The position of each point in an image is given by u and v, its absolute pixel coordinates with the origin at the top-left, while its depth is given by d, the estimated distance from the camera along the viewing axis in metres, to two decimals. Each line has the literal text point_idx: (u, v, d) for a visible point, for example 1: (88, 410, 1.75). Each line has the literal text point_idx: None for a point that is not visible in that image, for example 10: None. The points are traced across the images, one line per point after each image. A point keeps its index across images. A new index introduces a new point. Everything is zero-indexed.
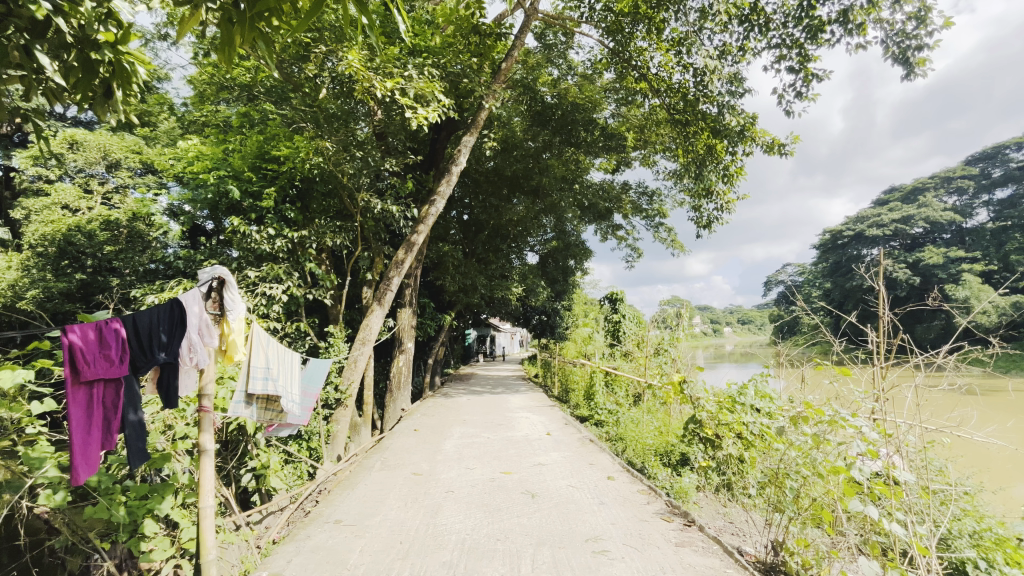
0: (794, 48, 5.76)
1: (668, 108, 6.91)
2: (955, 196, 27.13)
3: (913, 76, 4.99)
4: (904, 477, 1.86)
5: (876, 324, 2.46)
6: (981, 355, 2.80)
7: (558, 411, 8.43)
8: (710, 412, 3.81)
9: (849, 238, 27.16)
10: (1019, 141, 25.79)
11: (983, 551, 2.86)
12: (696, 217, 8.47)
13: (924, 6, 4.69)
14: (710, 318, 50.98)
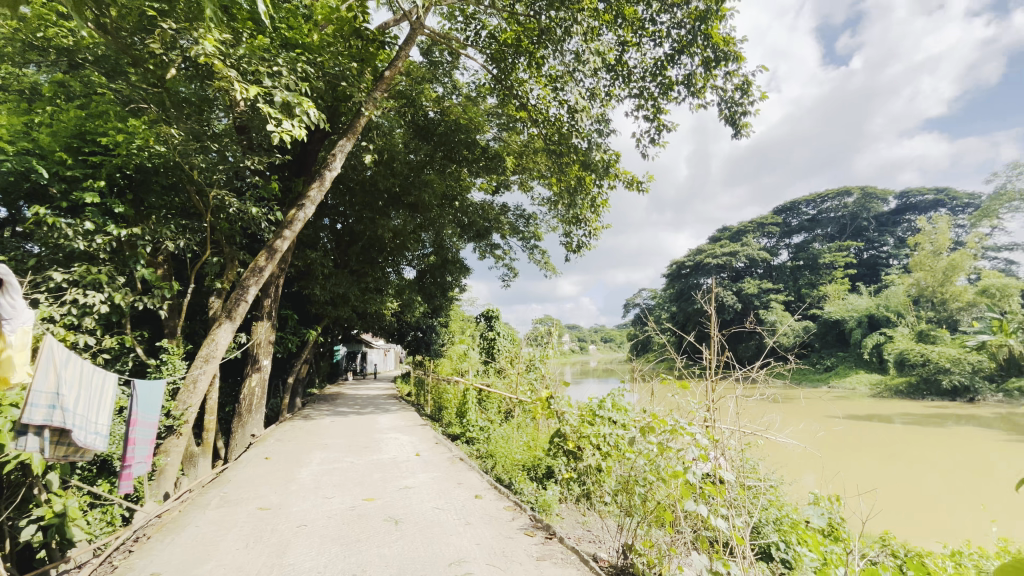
0: (650, 100, 6.54)
1: (545, 138, 7.31)
2: (766, 239, 33.07)
3: (739, 135, 5.98)
4: (727, 476, 2.15)
5: (709, 343, 2.83)
6: (782, 369, 3.37)
7: (429, 430, 8.25)
8: (573, 426, 4.04)
9: (691, 268, 31.36)
10: (808, 198, 32.51)
11: (782, 534, 3.44)
12: (567, 242, 9.07)
13: (747, 80, 5.69)
14: (578, 337, 54.66)
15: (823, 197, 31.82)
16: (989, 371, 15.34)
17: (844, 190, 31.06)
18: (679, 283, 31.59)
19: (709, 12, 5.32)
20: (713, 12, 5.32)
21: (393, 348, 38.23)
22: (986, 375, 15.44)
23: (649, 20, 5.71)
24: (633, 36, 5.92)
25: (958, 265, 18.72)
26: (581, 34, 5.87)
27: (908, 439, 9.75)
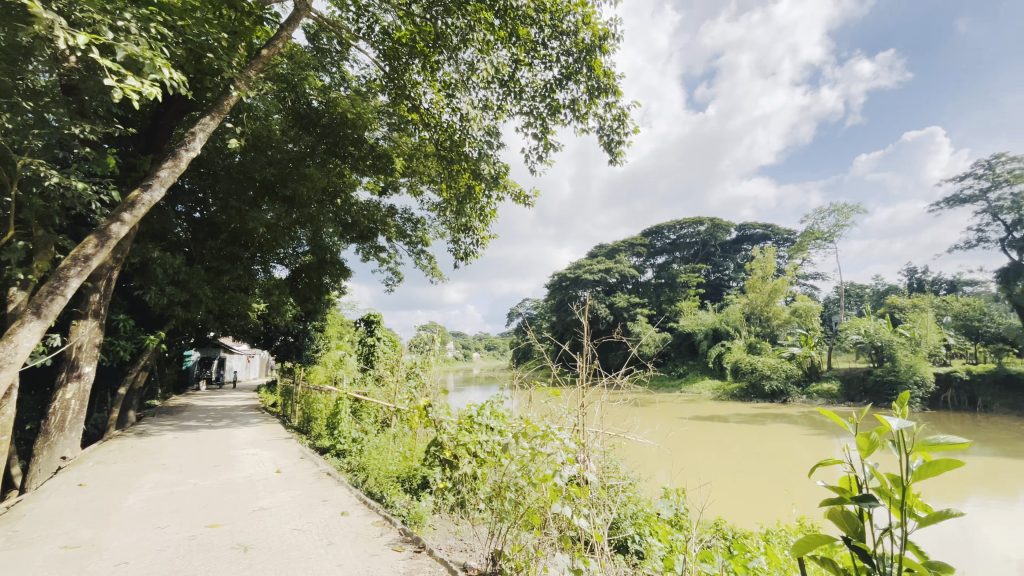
0: (539, 119, 6.85)
1: (436, 143, 7.24)
2: (635, 257, 36.50)
3: (615, 161, 6.52)
4: (590, 476, 2.29)
5: (581, 352, 3.01)
6: (642, 377, 3.72)
7: (295, 443, 7.58)
8: (450, 434, 3.99)
9: (570, 281, 33.32)
10: (670, 224, 36.64)
11: (637, 526, 3.78)
12: (455, 249, 9.05)
13: (623, 113, 6.25)
14: (462, 344, 54.78)
15: (681, 224, 36.12)
16: (797, 377, 18.62)
17: (697, 220, 35.51)
18: (559, 295, 33.37)
19: (593, 45, 5.77)
20: (597, 46, 5.77)
21: (258, 354, 34.57)
22: (795, 381, 18.72)
23: (541, 43, 5.99)
24: (525, 56, 6.16)
25: (779, 289, 22.29)
26: (476, 44, 5.94)
27: (739, 436, 11.37)
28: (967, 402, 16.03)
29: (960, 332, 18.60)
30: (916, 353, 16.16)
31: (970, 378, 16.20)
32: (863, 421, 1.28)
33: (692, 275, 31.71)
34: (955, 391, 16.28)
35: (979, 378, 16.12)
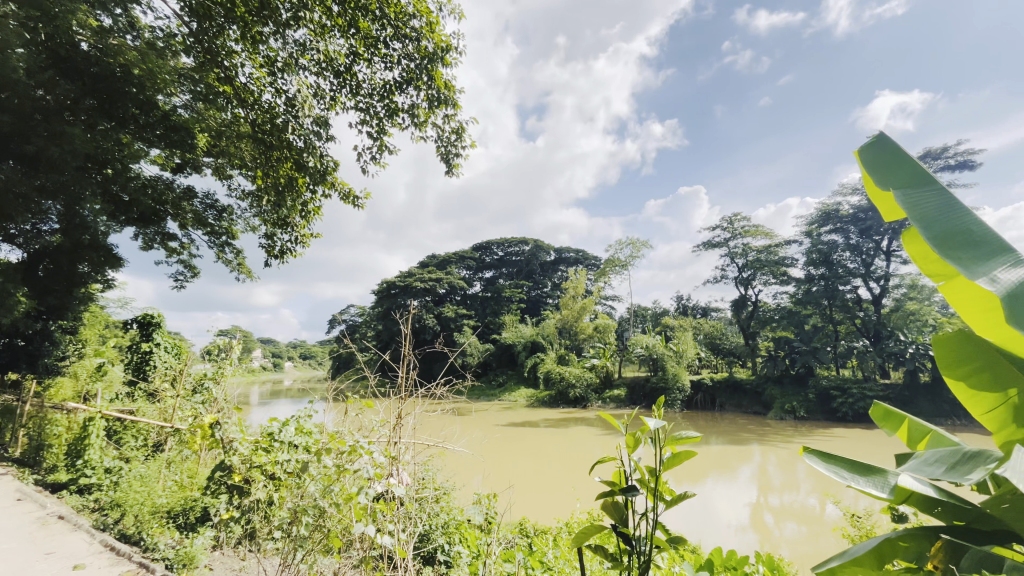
0: (375, 118, 6.58)
1: (252, 123, 6.36)
2: (465, 270, 37.55)
3: (451, 172, 6.64)
4: (398, 490, 2.22)
5: (401, 362, 2.94)
6: (460, 388, 3.80)
7: (10, 482, 5.68)
8: (243, 456, 3.45)
9: (399, 289, 32.53)
10: (498, 242, 38.77)
11: (447, 535, 3.81)
12: (269, 246, 8.04)
13: (461, 127, 6.41)
14: (272, 352, 48.88)
15: (508, 243, 38.58)
16: (595, 385, 21.27)
17: (521, 240, 38.32)
18: (386, 302, 32.26)
19: (436, 55, 5.82)
20: (440, 56, 5.84)
21: None
22: (594, 388, 21.36)
23: (381, 41, 5.81)
24: (364, 51, 5.89)
25: (586, 307, 25.31)
26: (310, 25, 5.47)
27: (545, 440, 12.44)
28: (709, 402, 20.46)
29: (707, 348, 23.71)
30: (679, 364, 19.98)
31: (712, 384, 20.70)
32: (632, 423, 1.51)
33: (515, 291, 34.00)
34: (702, 393, 20.64)
35: (718, 384, 20.65)
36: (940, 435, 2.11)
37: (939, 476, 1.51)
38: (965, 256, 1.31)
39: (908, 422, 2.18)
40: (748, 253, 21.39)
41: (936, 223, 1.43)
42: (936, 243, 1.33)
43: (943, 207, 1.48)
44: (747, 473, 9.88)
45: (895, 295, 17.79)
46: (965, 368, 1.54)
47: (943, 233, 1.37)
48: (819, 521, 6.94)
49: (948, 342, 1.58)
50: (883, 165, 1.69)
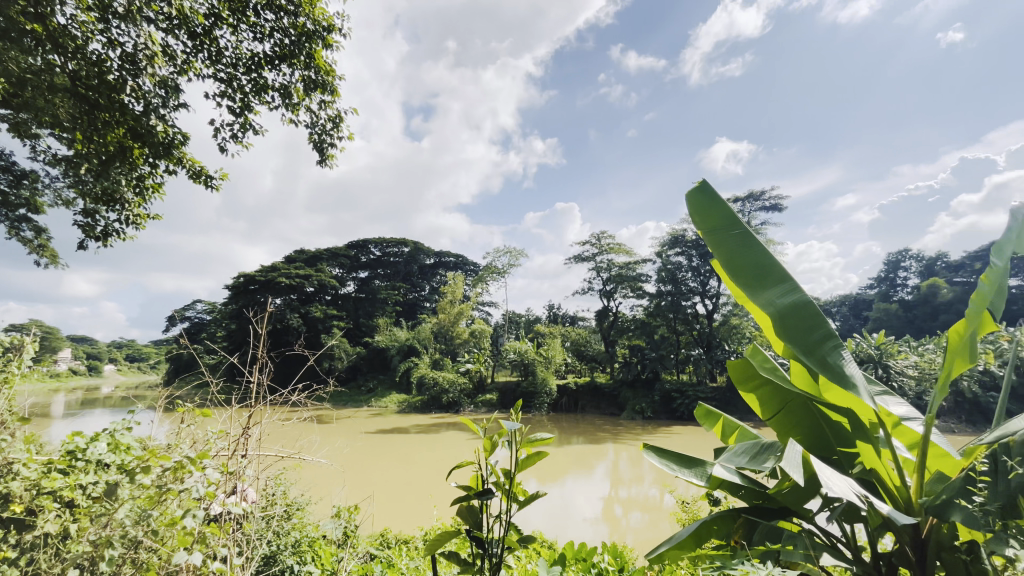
0: (238, 91, 5.87)
1: (68, 74, 5.07)
2: (337, 268, 35.22)
3: (325, 162, 6.19)
4: (233, 512, 1.96)
5: (252, 365, 2.63)
6: (322, 394, 3.53)
7: None
8: (26, 481, 2.74)
9: (259, 285, 29.32)
10: (376, 241, 37.09)
11: (297, 555, 3.46)
12: (87, 225, 6.66)
13: (339, 115, 6.02)
14: (88, 352, 40.62)
15: (387, 243, 37.14)
16: (468, 390, 21.40)
17: (401, 240, 37.18)
18: (243, 299, 28.87)
19: (315, 33, 5.41)
20: (320, 35, 5.45)
21: None
22: (467, 393, 21.49)
23: (251, 8, 5.22)
24: (229, 15, 5.23)
25: (463, 312, 25.38)
26: None
27: (415, 446, 12.16)
28: (573, 404, 21.98)
29: (573, 354, 25.42)
30: (548, 369, 21.06)
31: (576, 388, 22.22)
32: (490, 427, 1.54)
33: (391, 293, 32.84)
34: (567, 397, 22.08)
35: (581, 388, 22.24)
36: (745, 431, 2.53)
37: (743, 465, 1.82)
38: (755, 289, 2.26)
39: (723, 419, 2.58)
40: (611, 268, 23.41)
41: (737, 262, 2.34)
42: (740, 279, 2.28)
43: (741, 244, 2.37)
44: (602, 470, 10.73)
45: (724, 311, 20.88)
46: (753, 383, 2.36)
47: (742, 271, 2.30)
48: (658, 509, 7.81)
49: (741, 367, 2.42)
50: (703, 206, 2.53)
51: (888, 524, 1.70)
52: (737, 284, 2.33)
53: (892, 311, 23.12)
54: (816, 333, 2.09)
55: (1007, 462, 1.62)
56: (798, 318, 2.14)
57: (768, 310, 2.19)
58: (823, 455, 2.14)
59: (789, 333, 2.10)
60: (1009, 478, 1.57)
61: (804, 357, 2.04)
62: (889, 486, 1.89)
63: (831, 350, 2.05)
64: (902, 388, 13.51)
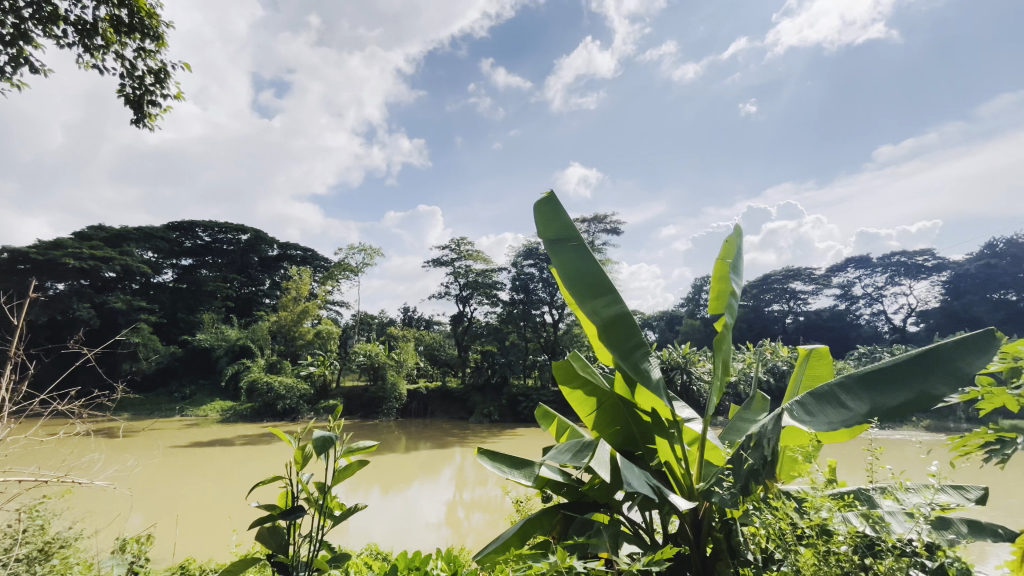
0: (11, 16, 4.56)
1: None
2: (151, 252, 29.55)
3: (141, 122, 5.14)
4: None
5: (1, 366, 2.02)
6: (106, 403, 2.86)
7: None
8: None
9: (33, 266, 23.16)
10: (205, 224, 32.06)
11: None
12: None
13: (162, 70, 5.06)
14: None
15: (219, 228, 32.38)
16: (308, 396, 19.64)
17: (238, 227, 32.77)
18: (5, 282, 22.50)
19: None
20: None
21: None
22: (306, 399, 19.71)
23: None
24: None
25: (308, 311, 23.19)
26: None
27: (240, 460, 10.76)
28: (422, 409, 21.77)
29: (426, 358, 25.17)
30: (399, 373, 20.40)
31: (426, 392, 22.06)
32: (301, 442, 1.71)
33: (221, 286, 28.66)
34: (417, 402, 21.78)
35: (431, 392, 22.14)
36: (574, 429, 2.77)
37: (565, 460, 1.98)
38: (585, 299, 2.50)
39: (556, 419, 2.79)
40: (469, 274, 23.70)
41: (576, 275, 2.56)
42: (576, 291, 2.50)
43: (578, 256, 2.60)
44: (448, 474, 10.70)
45: (568, 321, 22.58)
46: (582, 384, 2.48)
47: (577, 283, 2.52)
48: (498, 509, 8.05)
49: (567, 368, 2.51)
50: (549, 216, 2.72)
51: (672, 515, 2.05)
52: (571, 293, 2.54)
53: (695, 326, 27.64)
54: (633, 341, 2.39)
55: (745, 453, 2.00)
56: (619, 327, 2.42)
57: (593, 319, 2.45)
58: (622, 448, 2.43)
59: (612, 339, 2.38)
60: (746, 468, 1.94)
61: (621, 361, 2.33)
62: (675, 473, 2.26)
63: (640, 354, 2.37)
64: (702, 390, 16.11)
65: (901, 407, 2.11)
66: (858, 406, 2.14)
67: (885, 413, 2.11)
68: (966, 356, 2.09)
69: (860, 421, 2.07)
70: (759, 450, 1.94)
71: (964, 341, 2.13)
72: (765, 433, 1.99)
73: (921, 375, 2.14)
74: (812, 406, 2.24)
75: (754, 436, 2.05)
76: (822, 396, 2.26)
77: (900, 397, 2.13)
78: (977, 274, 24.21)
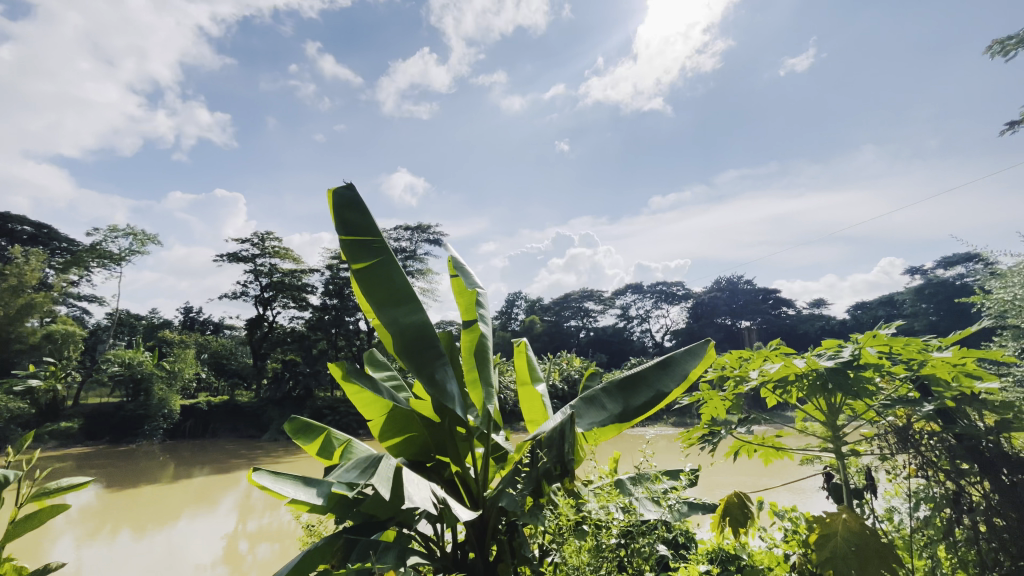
0: None
1: None
2: None
3: None
4: None
5: None
6: None
7: None
8: None
9: None
10: None
11: None
12: None
13: None
14: None
15: None
16: (25, 418, 14.77)
17: None
18: None
19: None
20: None
21: None
22: (20, 423, 14.77)
23: None
24: None
25: (35, 306, 17.60)
26: None
27: None
28: (200, 429, 18.41)
29: (209, 367, 21.44)
30: (170, 387, 16.89)
31: (208, 408, 18.70)
32: None
33: None
34: (193, 420, 18.30)
35: (214, 408, 18.87)
36: (351, 444, 2.82)
37: (352, 478, 1.85)
38: (385, 308, 2.59)
39: (325, 436, 2.77)
40: (273, 273, 21.09)
41: (375, 284, 2.63)
42: (373, 302, 2.57)
43: (384, 267, 2.68)
44: (229, 503, 9.18)
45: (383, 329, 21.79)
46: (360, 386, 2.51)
47: (376, 294, 2.60)
48: (288, 535, 7.22)
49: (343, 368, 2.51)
50: (350, 214, 2.76)
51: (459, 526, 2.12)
52: (371, 303, 2.60)
53: (506, 337, 29.54)
54: (432, 354, 2.51)
55: (543, 452, 2.09)
56: (415, 338, 2.55)
57: (392, 329, 2.54)
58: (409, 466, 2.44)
59: (408, 352, 2.49)
60: (542, 467, 2.09)
61: (417, 374, 2.42)
62: (464, 480, 2.45)
63: (439, 366, 2.49)
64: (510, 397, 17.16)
65: (645, 403, 2.51)
66: (613, 406, 2.54)
67: (633, 412, 2.52)
68: (688, 359, 2.61)
69: (613, 419, 2.49)
70: (554, 451, 2.09)
71: (690, 349, 2.68)
72: (560, 431, 2.13)
73: (658, 376, 2.58)
74: (580, 407, 2.58)
75: (548, 436, 2.20)
76: (589, 398, 2.61)
77: (644, 396, 2.53)
78: (710, 302, 31.38)
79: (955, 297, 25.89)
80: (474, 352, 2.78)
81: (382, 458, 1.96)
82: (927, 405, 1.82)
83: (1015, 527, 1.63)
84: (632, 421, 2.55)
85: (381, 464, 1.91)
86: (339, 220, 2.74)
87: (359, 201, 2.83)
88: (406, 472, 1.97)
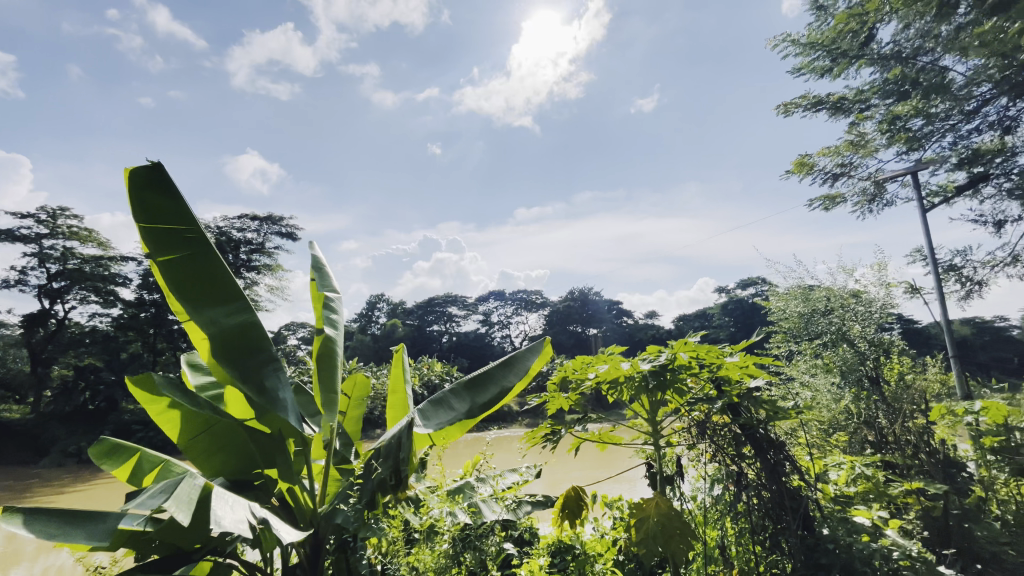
0: None
1: None
2: None
3: None
4: None
5: None
6: None
7: None
8: None
9: None
10: None
11: None
12: None
13: None
14: None
15: None
16: None
17: None
18: None
19: None
20: None
21: None
22: None
23: None
24: None
25: None
26: None
27: None
28: None
29: None
30: None
31: None
32: None
33: None
34: None
35: None
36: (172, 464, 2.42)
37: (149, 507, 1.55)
38: (199, 306, 2.30)
39: (140, 456, 2.36)
40: (67, 258, 17.10)
41: (186, 282, 2.32)
42: (183, 298, 2.26)
43: (198, 261, 2.37)
44: None
45: None
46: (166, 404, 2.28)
47: (186, 290, 2.29)
48: None
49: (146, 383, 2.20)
50: (154, 197, 2.33)
51: (286, 546, 1.95)
52: (180, 300, 2.28)
53: (365, 341, 28.13)
54: (257, 360, 2.36)
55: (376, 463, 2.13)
56: (235, 340, 2.33)
57: (208, 329, 2.27)
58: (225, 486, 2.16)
59: (227, 355, 2.26)
60: (376, 479, 2.09)
61: (239, 381, 2.23)
62: (296, 493, 2.21)
63: (266, 372, 2.36)
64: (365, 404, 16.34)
65: (489, 400, 2.61)
66: (460, 405, 2.57)
67: (479, 408, 2.58)
68: (526, 354, 2.81)
69: (458, 418, 2.51)
70: (390, 461, 2.15)
71: (534, 347, 2.85)
72: (397, 442, 2.22)
73: (501, 374, 2.70)
74: (427, 409, 2.54)
75: (383, 446, 2.24)
76: (436, 400, 2.60)
77: (489, 393, 2.63)
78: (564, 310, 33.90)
79: (748, 313, 31.89)
80: (325, 355, 2.65)
81: (184, 479, 1.71)
82: (718, 401, 2.16)
83: (774, 498, 2.05)
84: (478, 418, 2.60)
85: (183, 484, 1.68)
86: (138, 201, 2.30)
87: (166, 180, 2.39)
88: (218, 490, 1.74)
